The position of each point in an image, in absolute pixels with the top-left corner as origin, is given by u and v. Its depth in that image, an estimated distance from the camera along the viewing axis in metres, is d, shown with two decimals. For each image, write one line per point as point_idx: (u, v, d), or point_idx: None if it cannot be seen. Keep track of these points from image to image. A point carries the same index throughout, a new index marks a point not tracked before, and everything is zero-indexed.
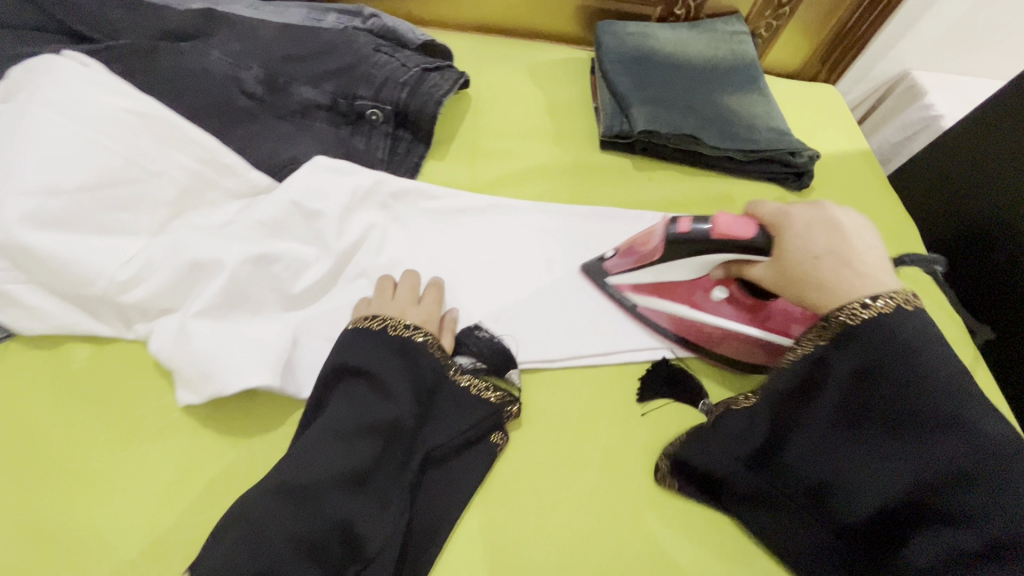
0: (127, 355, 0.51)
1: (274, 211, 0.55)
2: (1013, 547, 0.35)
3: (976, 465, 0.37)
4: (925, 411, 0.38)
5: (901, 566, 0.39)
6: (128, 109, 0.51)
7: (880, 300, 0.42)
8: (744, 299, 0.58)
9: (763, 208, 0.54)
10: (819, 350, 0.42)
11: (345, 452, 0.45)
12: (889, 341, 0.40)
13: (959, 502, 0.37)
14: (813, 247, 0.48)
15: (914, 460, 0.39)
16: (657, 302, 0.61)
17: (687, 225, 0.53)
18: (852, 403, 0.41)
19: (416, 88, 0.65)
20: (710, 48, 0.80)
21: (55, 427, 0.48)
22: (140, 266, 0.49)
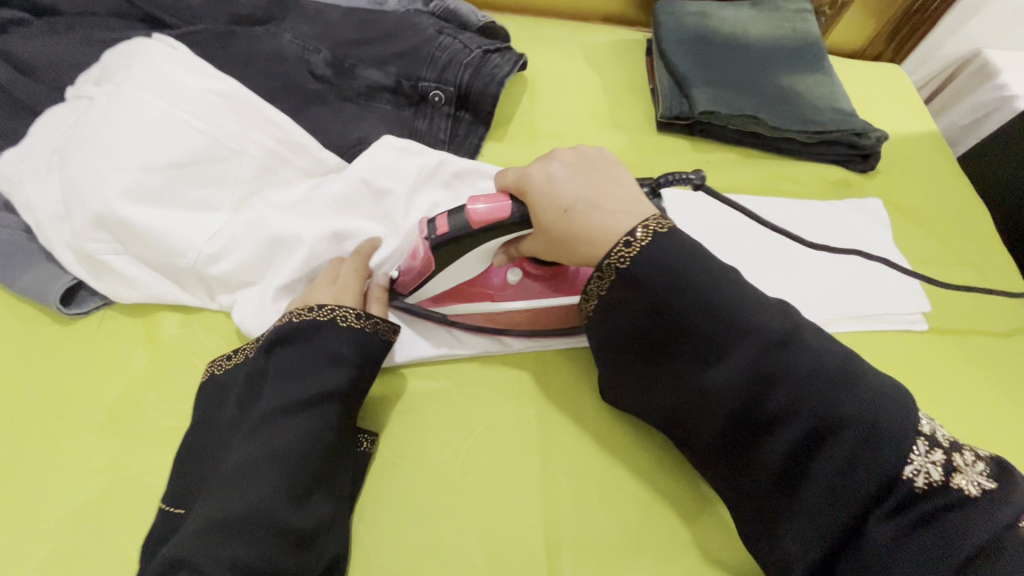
0: (213, 325, 0.54)
1: (347, 189, 0.57)
2: (830, 423, 0.40)
3: (772, 363, 0.41)
4: (721, 321, 0.43)
5: (759, 477, 0.43)
6: (210, 90, 0.54)
7: (638, 232, 0.44)
8: (539, 272, 0.54)
9: (507, 178, 0.49)
10: (614, 287, 0.45)
11: (275, 474, 0.41)
12: (660, 267, 0.43)
13: (771, 399, 0.41)
14: (563, 199, 0.46)
15: (728, 371, 0.42)
16: (465, 306, 0.55)
17: (443, 223, 0.47)
18: (677, 330, 0.44)
19: (479, 70, 0.65)
20: (772, 27, 0.78)
21: (154, 387, 0.51)
22: (225, 240, 0.52)
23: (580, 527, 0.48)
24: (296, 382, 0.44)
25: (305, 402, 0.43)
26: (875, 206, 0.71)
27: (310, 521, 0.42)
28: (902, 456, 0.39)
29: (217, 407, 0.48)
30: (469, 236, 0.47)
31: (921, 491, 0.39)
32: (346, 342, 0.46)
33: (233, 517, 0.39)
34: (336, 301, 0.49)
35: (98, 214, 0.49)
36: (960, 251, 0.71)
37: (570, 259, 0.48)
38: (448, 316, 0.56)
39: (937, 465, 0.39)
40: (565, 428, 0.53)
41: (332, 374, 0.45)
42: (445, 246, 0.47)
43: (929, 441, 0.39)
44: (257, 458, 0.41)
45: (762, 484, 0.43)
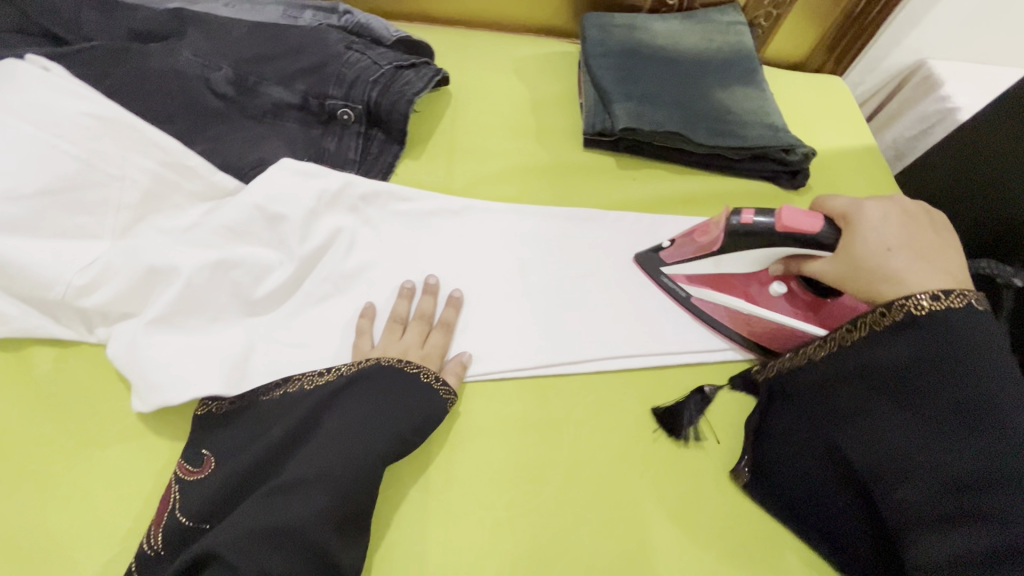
0: (90, 359, 0.51)
1: (238, 215, 0.54)
2: (1014, 524, 0.38)
3: (1001, 454, 0.40)
4: (980, 405, 0.41)
5: (928, 562, 0.41)
6: (87, 113, 0.51)
7: (952, 295, 0.44)
8: (803, 295, 0.56)
9: (833, 202, 0.53)
10: (881, 335, 0.46)
11: (326, 496, 0.44)
12: (942, 331, 0.43)
13: (995, 497, 0.39)
14: (889, 238, 0.49)
15: (942, 449, 0.42)
16: (708, 293, 0.60)
17: (750, 218, 0.53)
18: (945, 408, 0.42)
19: (388, 87, 0.63)
20: (703, 40, 0.77)
21: (20, 428, 0.48)
22: (97, 272, 0.49)
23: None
24: (369, 420, 0.48)
25: (373, 439, 0.47)
26: None
27: (351, 557, 0.44)
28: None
29: (257, 430, 0.48)
30: (768, 237, 0.53)
31: None
32: (422, 395, 0.50)
33: (288, 529, 0.42)
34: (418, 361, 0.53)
35: None
36: None
37: (862, 294, 0.49)
38: (691, 298, 0.61)
39: None
40: (445, 476, 0.51)
41: (402, 413, 0.49)
42: (738, 235, 0.54)
43: None
44: (305, 480, 0.44)
45: (932, 571, 0.41)
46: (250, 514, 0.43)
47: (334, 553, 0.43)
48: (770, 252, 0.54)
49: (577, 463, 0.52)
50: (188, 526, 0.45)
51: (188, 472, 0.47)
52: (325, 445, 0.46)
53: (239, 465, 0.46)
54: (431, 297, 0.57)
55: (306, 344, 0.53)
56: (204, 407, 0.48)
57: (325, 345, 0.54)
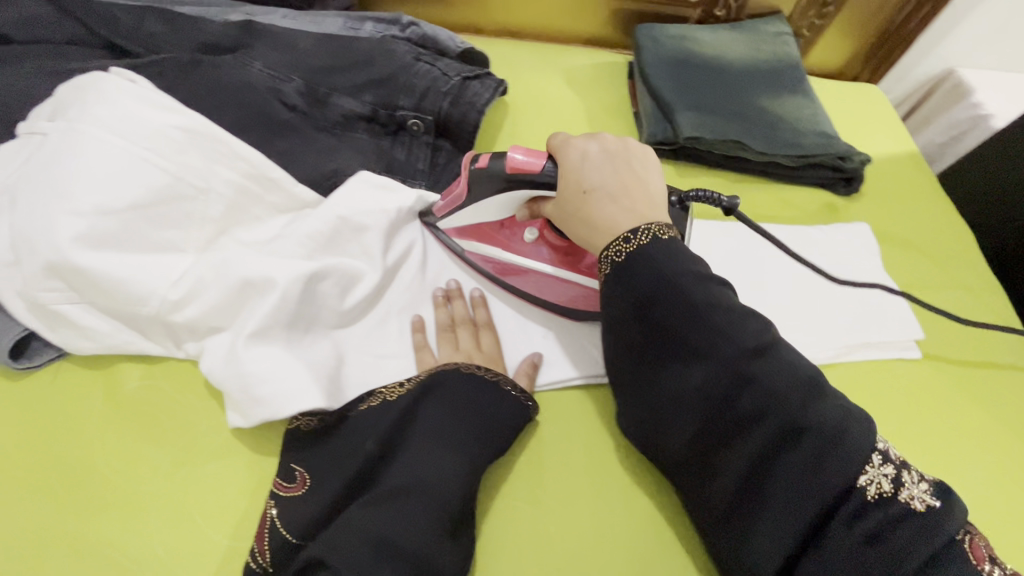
0: (178, 375, 0.50)
1: (323, 226, 0.54)
2: (793, 428, 0.39)
3: (753, 367, 0.41)
4: (678, 322, 0.43)
5: (723, 482, 0.42)
6: (173, 126, 0.51)
7: (640, 232, 0.46)
8: (559, 243, 0.58)
9: (555, 138, 0.53)
10: (633, 260, 0.45)
11: (426, 511, 0.43)
12: (653, 270, 0.44)
13: (741, 402, 0.41)
14: (585, 179, 0.49)
15: (710, 373, 0.41)
16: (478, 246, 0.60)
17: (486, 161, 0.52)
18: (665, 329, 0.43)
19: (458, 97, 0.63)
20: (752, 49, 0.78)
21: (113, 447, 0.47)
22: (191, 285, 0.48)
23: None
24: (454, 427, 0.47)
25: (463, 448, 0.46)
26: (860, 231, 0.71)
27: (453, 564, 0.43)
28: (857, 465, 0.38)
29: (353, 443, 0.47)
30: (503, 180, 0.52)
31: (875, 501, 0.38)
32: (504, 403, 0.49)
33: (395, 545, 0.41)
34: (483, 365, 0.52)
35: (48, 261, 0.45)
36: (949, 273, 0.71)
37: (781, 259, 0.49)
38: (464, 251, 0.60)
39: (890, 478, 0.38)
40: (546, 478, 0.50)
41: (485, 422, 0.48)
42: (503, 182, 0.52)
43: (883, 456, 0.39)
44: (409, 490, 0.43)
45: (727, 494, 0.42)
46: (352, 528, 0.42)
47: (437, 563, 0.42)
48: (509, 195, 0.53)
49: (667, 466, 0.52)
50: (293, 544, 0.43)
51: (283, 488, 0.45)
52: (422, 455, 0.45)
53: (341, 476, 0.45)
54: (461, 300, 0.57)
55: (392, 356, 0.53)
56: (292, 424, 0.47)
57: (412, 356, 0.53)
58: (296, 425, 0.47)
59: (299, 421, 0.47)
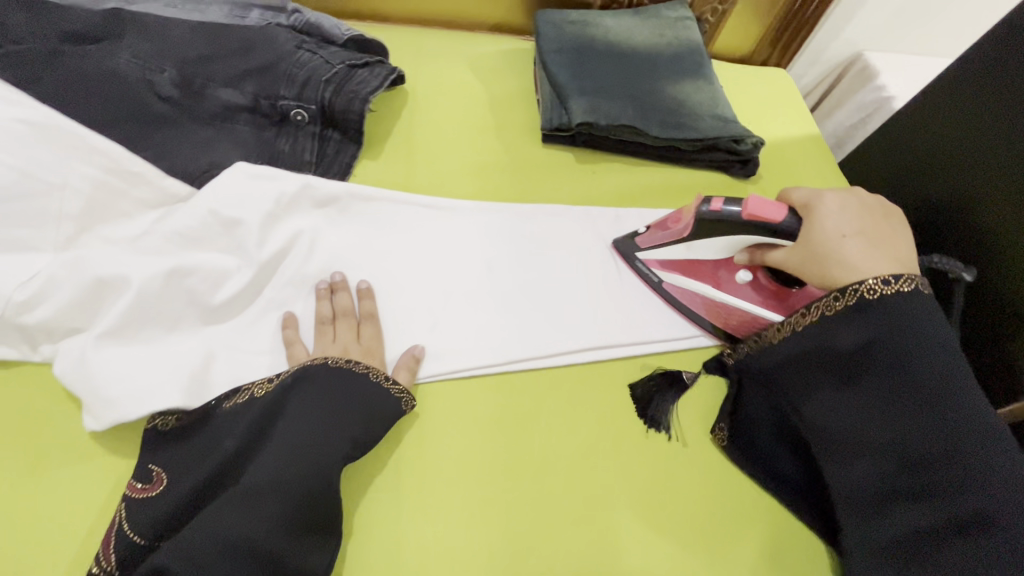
0: (35, 379, 0.49)
1: (192, 221, 0.53)
2: (987, 514, 0.40)
3: (965, 445, 0.42)
4: (933, 386, 0.44)
5: (881, 534, 0.44)
6: (22, 121, 0.49)
7: (901, 279, 0.47)
8: (767, 284, 0.59)
9: (795, 193, 0.56)
10: (880, 304, 0.46)
11: (279, 508, 0.42)
12: (910, 310, 0.46)
13: (944, 470, 0.42)
14: (845, 227, 0.52)
15: (924, 429, 0.43)
16: (682, 280, 0.62)
17: (719, 206, 0.55)
18: (862, 381, 0.46)
19: (342, 86, 0.62)
20: (653, 35, 0.79)
21: None
22: (39, 285, 0.47)
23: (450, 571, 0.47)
24: (318, 421, 0.46)
25: (326, 442, 0.46)
26: None
27: (314, 560, 0.43)
28: None
29: (212, 442, 0.46)
30: (736, 225, 0.55)
31: None
32: (374, 398, 0.49)
33: (245, 544, 0.41)
34: (362, 358, 0.52)
35: None
36: None
37: (817, 278, 0.52)
38: (663, 283, 0.63)
39: None
40: (425, 470, 0.51)
41: (353, 416, 0.48)
42: (705, 221, 0.56)
43: None
44: (266, 486, 0.43)
45: (886, 546, 0.44)
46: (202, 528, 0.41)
47: (289, 559, 0.42)
48: (735, 239, 0.56)
49: (572, 453, 0.53)
50: (142, 546, 0.43)
51: (136, 490, 0.44)
52: (280, 451, 0.45)
53: (197, 476, 0.44)
54: (346, 292, 0.55)
55: (266, 352, 0.52)
56: (150, 422, 0.47)
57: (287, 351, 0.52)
58: (153, 424, 0.46)
59: (158, 419, 0.47)
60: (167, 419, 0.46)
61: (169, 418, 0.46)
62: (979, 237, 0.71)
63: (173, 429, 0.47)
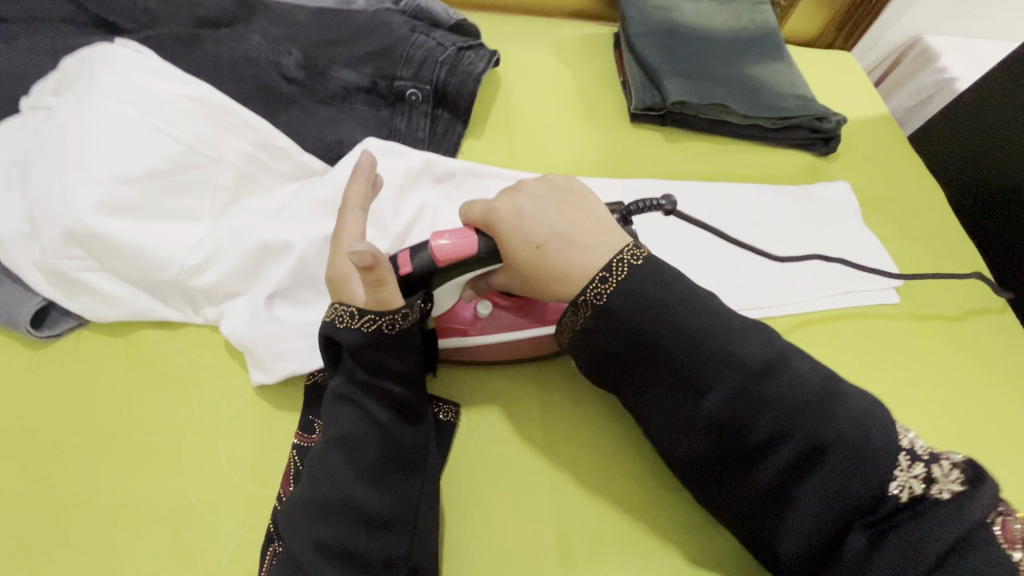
0: (197, 340, 0.52)
1: (334, 192, 0.56)
2: (812, 443, 0.41)
3: (763, 386, 0.42)
4: (708, 350, 0.43)
5: (749, 496, 0.43)
6: (183, 95, 0.52)
7: (623, 255, 0.45)
8: (509, 303, 0.53)
9: (473, 210, 0.50)
10: (617, 293, 0.44)
11: (364, 461, 0.42)
12: (649, 279, 0.44)
13: (760, 426, 0.42)
14: (534, 234, 0.47)
15: (721, 393, 0.42)
16: (434, 344, 0.53)
17: (406, 261, 0.46)
18: (650, 359, 0.44)
19: (455, 67, 0.65)
20: (734, 18, 0.81)
21: (144, 407, 0.49)
22: (208, 250, 0.50)
23: (567, 528, 0.48)
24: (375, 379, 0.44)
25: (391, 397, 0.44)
26: (841, 189, 0.75)
27: (393, 505, 0.42)
28: (886, 470, 0.39)
29: None
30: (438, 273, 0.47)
31: (908, 501, 0.39)
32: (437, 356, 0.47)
33: (331, 496, 0.41)
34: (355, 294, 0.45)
35: (69, 229, 0.47)
36: (920, 227, 0.76)
37: (549, 295, 0.47)
38: None
39: (920, 478, 0.39)
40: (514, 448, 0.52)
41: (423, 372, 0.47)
42: (426, 280, 0.46)
43: (909, 454, 0.40)
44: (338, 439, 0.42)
45: (757, 505, 0.43)
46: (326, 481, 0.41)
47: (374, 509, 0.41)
48: (456, 284, 0.48)
49: (607, 422, 0.54)
50: None
51: (302, 438, 0.48)
52: (347, 408, 0.43)
53: None
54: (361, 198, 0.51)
55: None
56: (311, 377, 0.50)
57: None
58: (311, 379, 0.50)
59: (314, 375, 0.50)
60: (323, 375, 0.50)
61: (323, 374, 0.50)
62: None
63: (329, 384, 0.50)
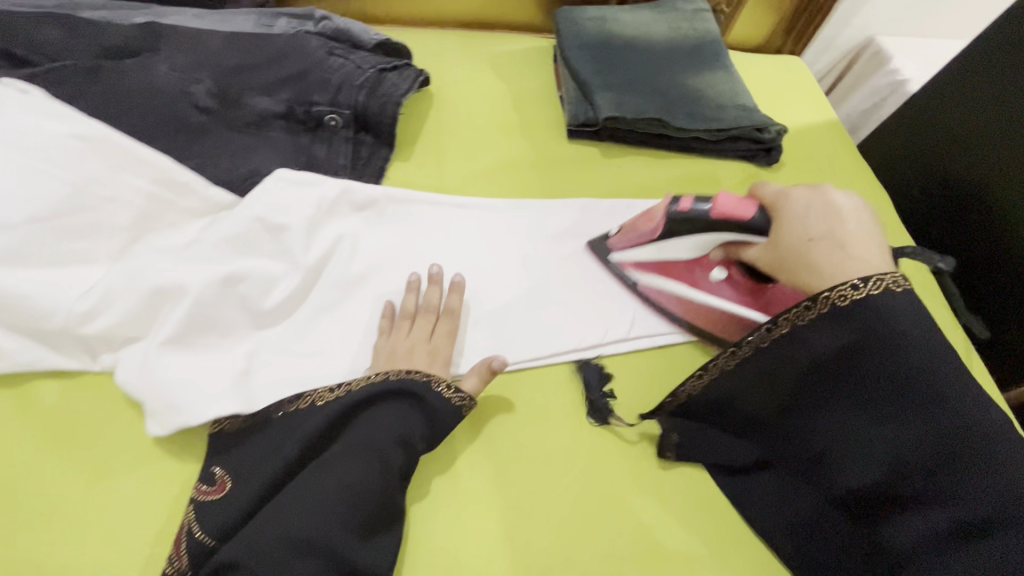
0: (96, 390, 0.50)
1: (238, 228, 0.53)
2: (998, 513, 0.39)
3: (979, 444, 0.41)
4: (926, 392, 0.42)
5: (896, 539, 0.43)
6: (72, 135, 0.50)
7: (868, 283, 0.44)
8: (743, 282, 0.59)
9: (765, 189, 0.56)
10: (860, 307, 0.44)
11: (338, 505, 0.43)
12: (882, 316, 0.43)
13: (943, 479, 0.41)
14: (810, 229, 0.50)
15: (926, 439, 0.42)
16: (658, 280, 0.62)
17: (687, 205, 0.55)
18: (858, 383, 0.44)
19: (374, 90, 0.63)
20: (672, 28, 0.80)
21: (34, 463, 0.47)
22: (100, 297, 0.48)
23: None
24: (378, 429, 0.47)
25: (385, 443, 0.47)
26: None
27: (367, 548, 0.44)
28: None
29: (274, 446, 0.47)
30: (704, 223, 0.55)
31: None
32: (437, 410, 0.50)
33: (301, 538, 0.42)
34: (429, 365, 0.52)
35: None
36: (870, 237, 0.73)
37: (789, 279, 0.51)
38: (637, 284, 0.63)
39: None
40: (473, 465, 0.51)
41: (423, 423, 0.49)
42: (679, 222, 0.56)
43: None
44: (317, 487, 0.44)
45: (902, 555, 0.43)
46: (266, 521, 0.42)
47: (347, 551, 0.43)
48: (713, 237, 0.56)
49: (537, 461, 0.52)
50: (207, 546, 0.44)
51: (201, 492, 0.46)
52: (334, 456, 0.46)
53: (255, 483, 0.45)
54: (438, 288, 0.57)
55: (321, 352, 0.53)
56: (214, 426, 0.48)
57: (339, 351, 0.54)
58: (214, 428, 0.48)
59: (218, 423, 0.48)
60: (229, 423, 0.48)
61: (229, 422, 0.48)
62: (992, 221, 0.73)
63: (232, 432, 0.48)
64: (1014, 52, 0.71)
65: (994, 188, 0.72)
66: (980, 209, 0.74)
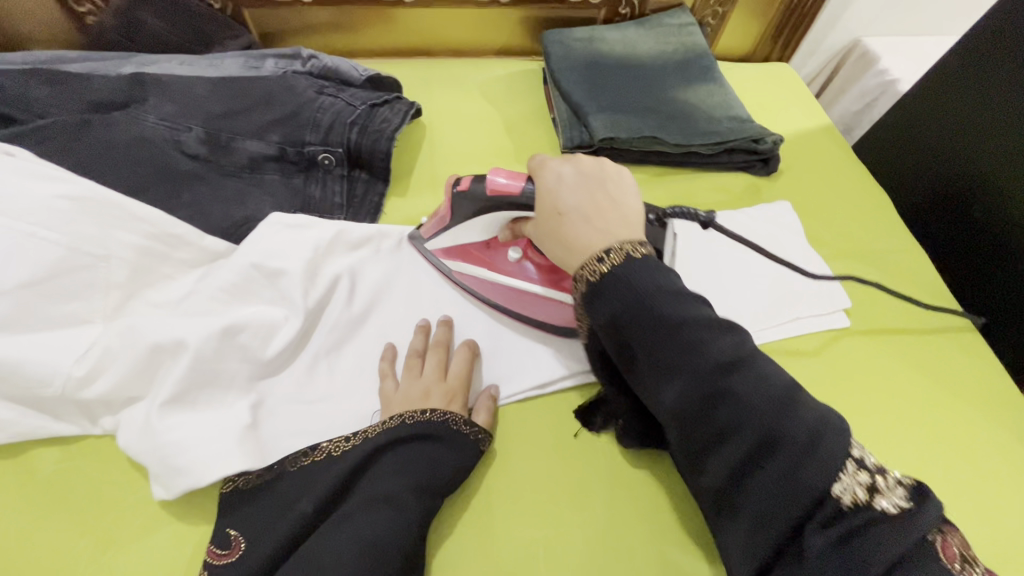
0: (98, 454, 0.48)
1: (235, 276, 0.53)
2: (767, 442, 0.37)
3: (734, 381, 0.38)
4: (670, 343, 0.40)
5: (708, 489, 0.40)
6: (61, 196, 0.49)
7: (612, 252, 0.43)
8: (541, 260, 0.57)
9: (530, 163, 0.52)
10: (607, 280, 0.42)
11: (353, 560, 0.41)
12: (620, 287, 0.42)
13: (718, 422, 0.38)
14: (560, 203, 0.48)
15: (682, 390, 0.39)
16: (465, 268, 0.59)
17: (467, 184, 0.53)
18: (631, 350, 0.41)
19: (366, 127, 0.63)
20: (661, 43, 0.80)
21: (33, 535, 0.45)
22: (97, 359, 0.47)
23: None
24: (394, 476, 0.45)
25: (403, 490, 0.44)
26: (786, 210, 0.72)
27: None
28: (833, 472, 0.35)
29: (288, 500, 0.45)
30: (485, 201, 0.53)
31: (850, 508, 0.35)
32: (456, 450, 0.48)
33: None
34: (443, 403, 0.50)
35: None
36: (880, 241, 0.72)
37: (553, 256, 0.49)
38: (451, 273, 0.60)
39: (863, 486, 0.35)
40: (494, 503, 0.49)
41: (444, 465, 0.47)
42: (463, 202, 0.54)
43: (857, 464, 0.36)
44: (329, 544, 0.41)
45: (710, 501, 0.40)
46: (290, 572, 0.41)
47: None
48: (494, 216, 0.55)
49: (560, 493, 0.50)
50: None
51: (214, 555, 0.44)
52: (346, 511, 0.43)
53: (270, 542, 0.43)
54: (446, 328, 0.56)
55: (327, 399, 0.52)
56: (225, 485, 0.46)
57: (348, 397, 0.52)
58: (226, 487, 0.46)
59: (230, 482, 0.46)
60: (240, 481, 0.46)
61: (240, 480, 0.46)
62: (991, 219, 0.72)
63: (244, 488, 0.46)
64: (997, 49, 0.71)
65: (992, 186, 0.72)
66: (979, 207, 0.73)
